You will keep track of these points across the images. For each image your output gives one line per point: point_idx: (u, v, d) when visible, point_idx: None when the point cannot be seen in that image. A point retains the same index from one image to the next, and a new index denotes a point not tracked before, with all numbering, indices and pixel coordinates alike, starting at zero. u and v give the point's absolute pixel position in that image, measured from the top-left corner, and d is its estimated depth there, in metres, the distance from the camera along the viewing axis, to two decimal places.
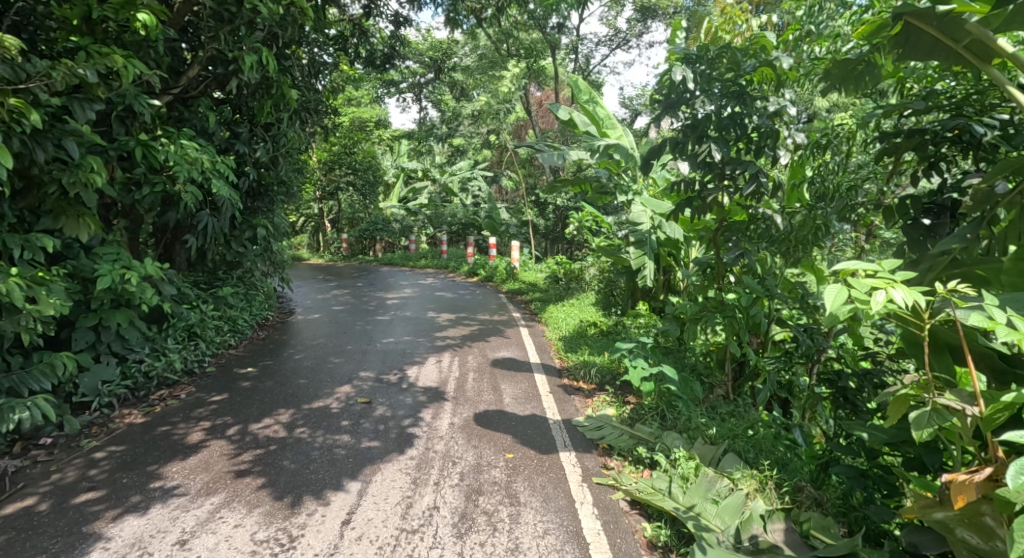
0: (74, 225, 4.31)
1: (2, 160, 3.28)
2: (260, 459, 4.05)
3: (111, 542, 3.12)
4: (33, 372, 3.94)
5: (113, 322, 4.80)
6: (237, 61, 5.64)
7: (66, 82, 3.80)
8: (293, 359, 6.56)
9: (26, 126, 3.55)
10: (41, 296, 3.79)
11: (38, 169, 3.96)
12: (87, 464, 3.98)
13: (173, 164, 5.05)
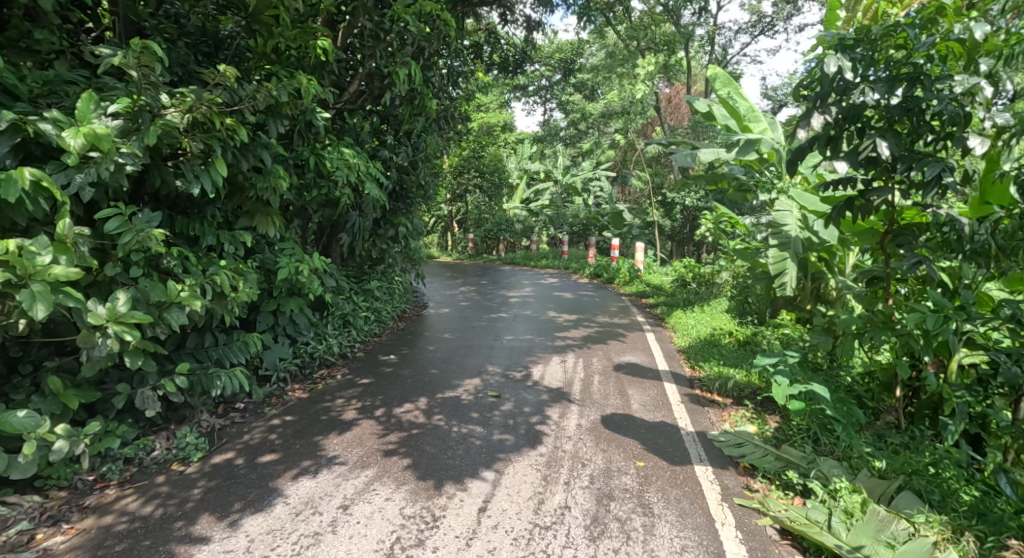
0: (265, 222, 4.98)
1: (219, 169, 3.89)
2: (406, 440, 4.41)
3: (290, 498, 3.59)
4: (234, 346, 4.66)
5: (287, 308, 5.48)
6: (391, 74, 6.11)
7: (265, 103, 4.31)
8: (428, 350, 7.03)
9: (237, 141, 4.10)
10: (241, 284, 4.46)
11: (242, 177, 4.62)
12: (269, 428, 4.61)
13: (336, 169, 5.65)
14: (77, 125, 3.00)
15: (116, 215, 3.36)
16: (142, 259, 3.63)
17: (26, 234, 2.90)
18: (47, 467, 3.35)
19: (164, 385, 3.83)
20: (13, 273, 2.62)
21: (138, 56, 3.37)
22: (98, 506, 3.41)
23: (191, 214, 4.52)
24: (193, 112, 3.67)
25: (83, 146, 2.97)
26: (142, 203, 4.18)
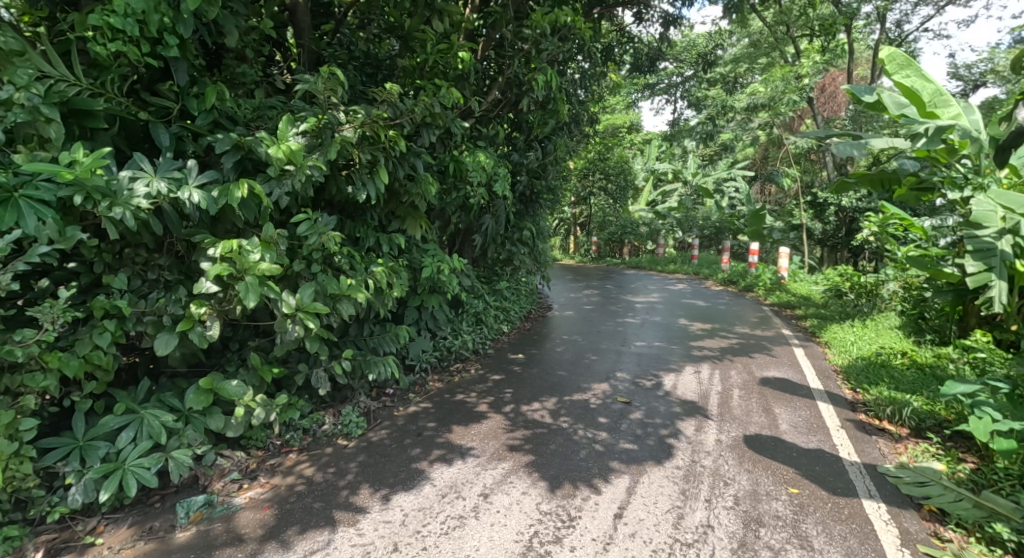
0: (414, 225, 5.32)
1: (382, 176, 4.22)
2: (532, 438, 4.51)
3: (436, 481, 3.82)
4: (387, 337, 5.08)
5: (430, 304, 5.87)
6: (529, 82, 6.04)
7: (422, 115, 4.60)
8: (555, 351, 7.10)
9: (398, 150, 4.36)
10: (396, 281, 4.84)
11: (397, 184, 4.92)
12: (414, 414, 4.97)
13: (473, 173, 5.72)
14: (279, 143, 3.43)
15: (305, 219, 3.83)
16: (321, 257, 4.05)
17: (242, 236, 3.38)
18: (248, 429, 3.88)
19: (334, 367, 4.29)
20: (234, 266, 3.09)
21: (324, 82, 3.78)
22: (285, 468, 3.88)
23: (355, 216, 4.95)
24: (362, 126, 4.01)
25: (283, 161, 3.37)
26: (321, 209, 4.67)
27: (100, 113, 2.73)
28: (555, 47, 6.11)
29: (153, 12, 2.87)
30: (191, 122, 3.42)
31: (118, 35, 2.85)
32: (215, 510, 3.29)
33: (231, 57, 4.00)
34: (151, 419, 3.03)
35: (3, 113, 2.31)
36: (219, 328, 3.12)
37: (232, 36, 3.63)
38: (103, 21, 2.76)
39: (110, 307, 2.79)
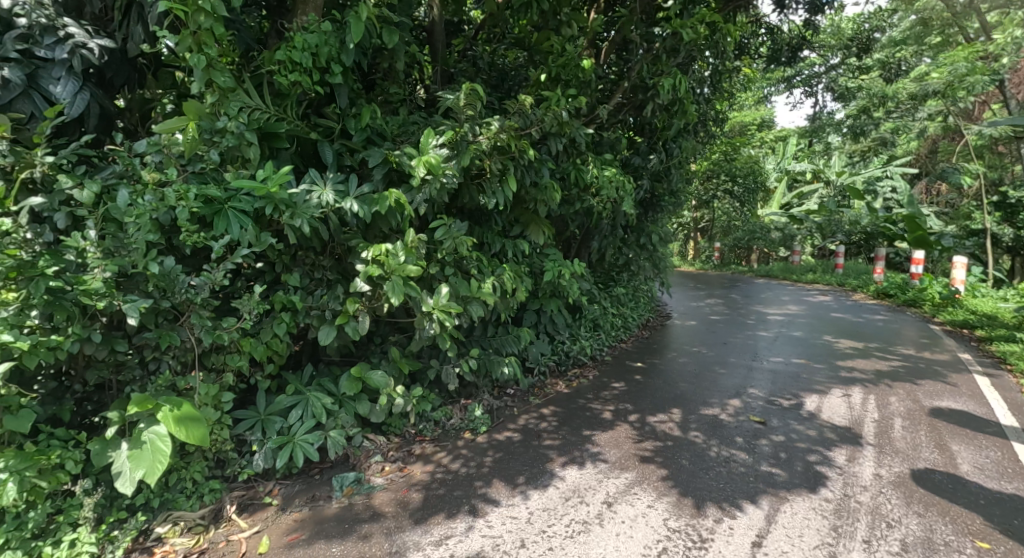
0: (536, 231, 5.18)
1: (510, 186, 4.13)
2: (662, 450, 4.24)
3: (560, 483, 3.71)
4: (510, 336, 5.25)
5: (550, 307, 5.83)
6: (656, 86, 5.77)
7: (551, 126, 4.45)
8: (678, 363, 6.78)
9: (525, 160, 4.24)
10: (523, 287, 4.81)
11: (524, 193, 4.73)
12: (539, 417, 4.98)
13: (599, 184, 5.39)
14: (421, 156, 3.55)
15: (440, 224, 3.95)
16: (452, 260, 4.18)
17: (389, 240, 3.61)
18: (388, 416, 4.16)
19: (462, 365, 4.48)
20: (384, 270, 3.33)
21: (465, 98, 3.94)
22: (423, 454, 4.10)
23: (483, 223, 4.86)
24: (495, 137, 4.03)
25: (424, 172, 3.48)
26: (451, 215, 4.66)
27: (284, 135, 3.09)
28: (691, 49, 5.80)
29: (324, 45, 3.27)
30: (349, 140, 3.78)
31: (296, 66, 3.25)
32: (363, 487, 3.47)
33: (383, 76, 4.24)
34: (314, 400, 3.41)
35: (219, 139, 2.78)
36: (369, 323, 3.37)
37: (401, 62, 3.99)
38: (286, 56, 3.20)
39: (287, 302, 3.15)
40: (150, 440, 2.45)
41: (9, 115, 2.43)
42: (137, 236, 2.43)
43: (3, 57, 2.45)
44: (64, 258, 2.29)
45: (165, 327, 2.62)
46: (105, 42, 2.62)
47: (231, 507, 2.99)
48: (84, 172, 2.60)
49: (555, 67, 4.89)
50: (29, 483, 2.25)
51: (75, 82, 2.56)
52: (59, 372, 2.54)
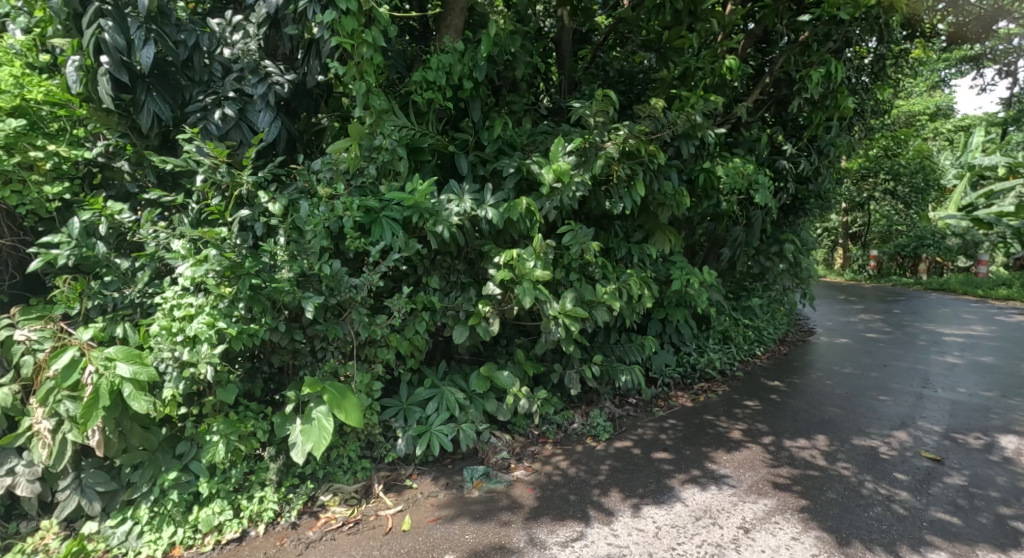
0: (662, 240, 4.61)
1: (638, 191, 3.92)
2: (802, 479, 3.66)
3: (688, 502, 3.39)
4: (634, 344, 4.70)
5: (675, 317, 5.18)
6: (802, 79, 5.44)
7: (685, 128, 4.18)
8: (823, 385, 5.83)
9: (657, 163, 3.99)
10: (647, 295, 4.16)
11: (652, 201, 4.41)
12: (659, 428, 4.51)
13: (726, 181, 4.81)
14: (550, 163, 3.45)
15: (568, 228, 3.70)
16: (579, 266, 3.90)
17: (516, 247, 3.63)
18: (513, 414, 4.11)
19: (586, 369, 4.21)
20: (514, 273, 3.35)
21: (597, 105, 3.74)
22: (542, 456, 3.94)
23: (605, 227, 4.57)
24: (624, 144, 3.76)
25: (553, 179, 3.37)
26: (578, 221, 4.41)
27: (427, 148, 3.38)
28: (849, 31, 5.35)
29: (457, 64, 3.47)
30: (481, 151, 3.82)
31: (434, 86, 3.46)
32: (491, 481, 3.53)
33: (508, 88, 4.19)
34: (449, 394, 3.63)
35: (377, 155, 3.10)
36: (499, 325, 3.44)
37: (524, 69, 4.00)
38: (423, 76, 3.41)
39: (428, 302, 3.31)
40: (317, 417, 2.81)
41: (225, 143, 2.90)
42: (314, 241, 2.83)
43: (224, 96, 2.97)
44: (262, 261, 2.74)
45: (332, 321, 3.01)
46: (294, 77, 3.07)
47: (379, 485, 3.29)
48: (276, 188, 3.04)
49: (692, 64, 4.68)
50: (232, 445, 2.74)
51: (271, 112, 3.00)
52: (252, 355, 3.02)
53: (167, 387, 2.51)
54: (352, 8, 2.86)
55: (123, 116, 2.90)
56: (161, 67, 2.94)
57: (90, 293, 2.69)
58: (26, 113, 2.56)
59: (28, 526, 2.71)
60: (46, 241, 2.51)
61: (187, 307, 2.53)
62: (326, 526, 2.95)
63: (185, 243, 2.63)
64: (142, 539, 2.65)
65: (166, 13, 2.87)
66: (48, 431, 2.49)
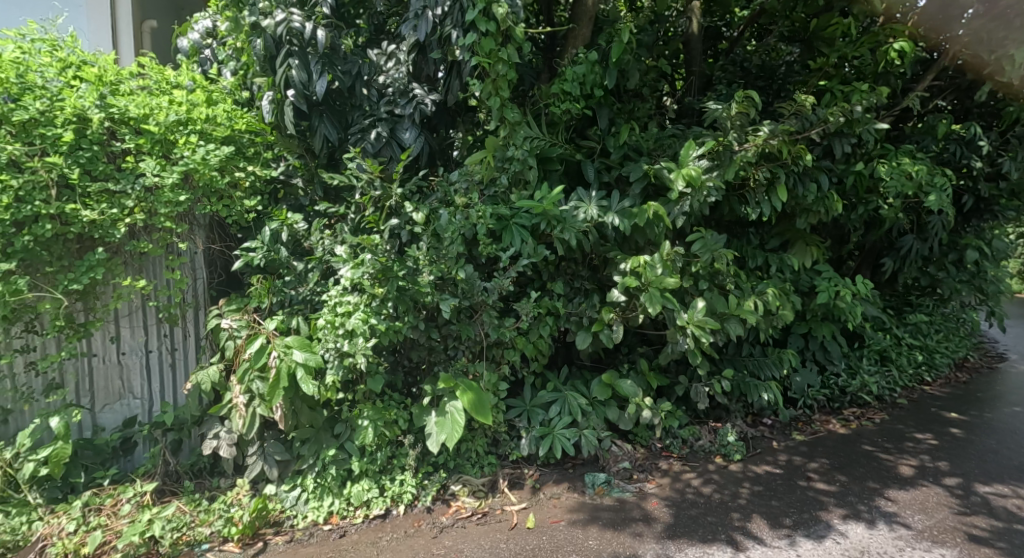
0: (802, 252, 4.27)
1: (779, 194, 3.63)
2: (1006, 534, 3.10)
3: (843, 539, 3.04)
4: (770, 359, 4.33)
5: (820, 333, 4.64)
6: (998, 61, 4.56)
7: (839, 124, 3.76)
8: (1020, 421, 4.86)
9: (803, 165, 3.67)
10: (786, 307, 3.82)
11: (793, 205, 4.07)
12: (806, 454, 4.04)
13: (885, 181, 4.30)
14: (680, 168, 3.34)
15: (697, 236, 3.51)
16: (710, 275, 3.67)
17: (643, 253, 3.53)
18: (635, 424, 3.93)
19: (715, 383, 3.85)
20: (641, 280, 3.29)
21: (736, 107, 3.52)
22: (671, 471, 3.72)
23: (739, 234, 4.29)
24: (765, 145, 3.53)
25: (683, 185, 3.27)
26: (708, 228, 4.16)
27: (556, 158, 3.48)
28: None
29: (590, 74, 3.49)
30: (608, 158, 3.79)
31: (567, 97, 3.52)
32: (613, 490, 3.47)
33: (631, 95, 4.00)
34: (572, 399, 3.58)
35: (508, 165, 3.27)
36: (622, 333, 3.33)
37: (634, 79, 3.74)
38: (559, 88, 3.47)
39: (551, 307, 3.37)
40: (451, 412, 3.02)
41: (378, 159, 3.23)
42: (451, 247, 3.05)
43: (377, 118, 3.29)
44: (406, 265, 3.00)
45: (465, 321, 3.21)
46: (436, 96, 3.32)
47: (504, 481, 3.42)
48: (419, 197, 3.30)
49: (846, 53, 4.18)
50: (379, 430, 3.04)
51: (416, 129, 3.29)
52: (394, 350, 3.28)
53: (329, 374, 2.88)
54: (492, 29, 3.03)
55: (300, 139, 3.31)
56: (333, 98, 3.38)
57: (275, 290, 3.11)
58: (233, 141, 3.06)
59: (226, 483, 3.17)
60: (245, 246, 3.00)
61: (346, 305, 2.87)
62: (457, 514, 3.15)
63: (346, 248, 2.96)
64: (308, 505, 3.04)
65: (337, 48, 3.25)
66: (243, 404, 2.93)
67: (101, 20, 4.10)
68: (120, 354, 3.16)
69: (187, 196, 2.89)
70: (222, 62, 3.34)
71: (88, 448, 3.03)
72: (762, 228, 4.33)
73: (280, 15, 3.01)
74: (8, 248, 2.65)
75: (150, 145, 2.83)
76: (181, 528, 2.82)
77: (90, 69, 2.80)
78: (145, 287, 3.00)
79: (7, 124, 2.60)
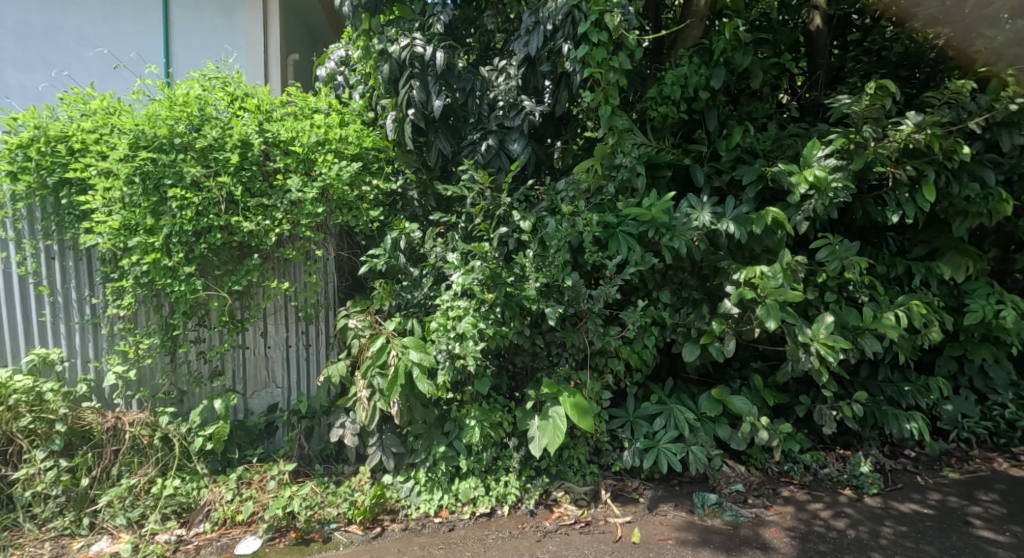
0: (954, 264, 3.65)
1: (928, 195, 3.24)
2: None
3: None
4: (912, 387, 3.75)
5: (977, 357, 3.95)
6: None
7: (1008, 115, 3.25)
8: None
9: (957, 162, 3.24)
10: (935, 326, 3.32)
11: (943, 207, 3.57)
12: (966, 496, 3.48)
13: None
14: (802, 171, 3.13)
15: (823, 243, 3.23)
16: (839, 284, 3.36)
17: (759, 262, 3.31)
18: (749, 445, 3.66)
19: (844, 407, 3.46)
20: (756, 291, 3.08)
21: (867, 99, 3.17)
22: (793, 499, 3.42)
23: (873, 243, 3.81)
24: (907, 141, 3.17)
25: (806, 188, 3.05)
26: (836, 234, 3.78)
27: (665, 164, 3.37)
28: None
29: (693, 76, 3.36)
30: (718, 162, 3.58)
31: (665, 100, 3.43)
32: (725, 513, 3.27)
33: (750, 94, 3.75)
34: (678, 412, 3.42)
35: (616, 173, 3.25)
36: (735, 346, 3.16)
37: (759, 77, 3.55)
38: (657, 91, 3.41)
39: (657, 317, 3.26)
40: (553, 417, 3.04)
41: (487, 170, 3.38)
42: (557, 255, 3.09)
43: (489, 130, 3.44)
44: (514, 272, 3.11)
45: (568, 329, 3.23)
46: (544, 107, 3.40)
47: (606, 492, 3.36)
48: (526, 206, 3.37)
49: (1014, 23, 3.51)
50: (485, 430, 3.18)
51: (524, 140, 3.39)
52: (499, 354, 3.39)
53: (440, 374, 3.03)
54: (603, 38, 3.03)
55: (418, 154, 3.55)
56: (451, 114, 3.56)
57: (395, 293, 3.36)
58: (361, 157, 3.39)
59: (349, 469, 3.48)
60: (370, 253, 3.29)
61: (457, 309, 3.01)
62: (560, 520, 3.16)
63: (458, 255, 3.12)
64: (420, 497, 3.23)
65: (452, 67, 3.42)
66: (366, 398, 3.19)
67: (257, 56, 4.63)
68: (267, 348, 3.61)
69: (324, 208, 3.24)
70: (353, 87, 3.69)
71: (241, 428, 3.49)
72: (902, 234, 3.82)
73: (406, 41, 3.30)
74: (190, 254, 3.14)
75: (296, 164, 3.21)
76: (314, 507, 3.11)
77: (251, 100, 3.23)
78: (289, 289, 3.40)
79: (191, 150, 3.08)
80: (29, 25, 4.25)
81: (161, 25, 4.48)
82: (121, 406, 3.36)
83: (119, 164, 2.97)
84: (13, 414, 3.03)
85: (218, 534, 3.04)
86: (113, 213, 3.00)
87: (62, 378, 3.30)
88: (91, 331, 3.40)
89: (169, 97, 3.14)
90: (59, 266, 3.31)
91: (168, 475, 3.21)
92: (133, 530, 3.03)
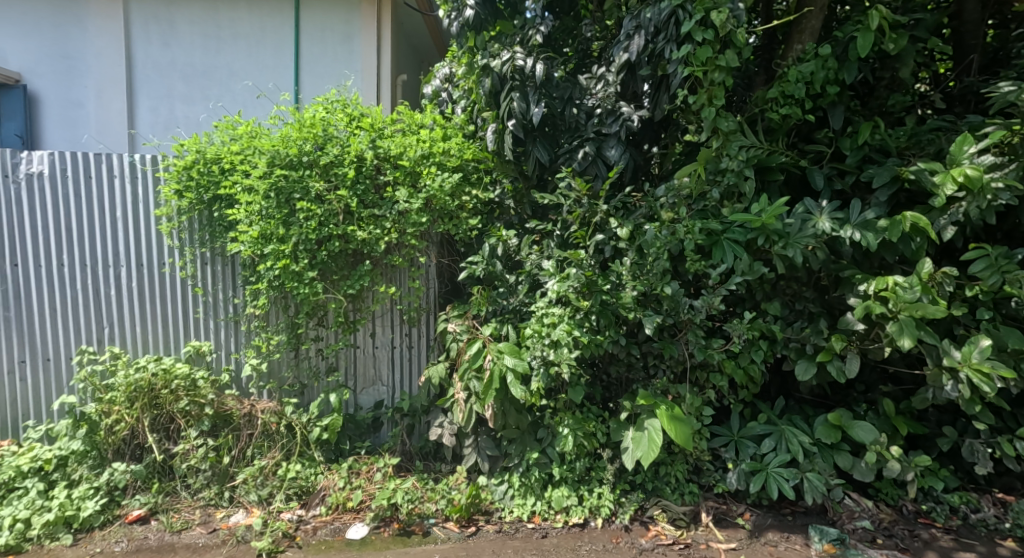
0: None
1: None
2: None
3: None
4: None
5: None
6: None
7: None
8: None
9: None
10: None
11: None
12: None
13: None
14: (947, 171, 2.76)
15: (978, 254, 2.79)
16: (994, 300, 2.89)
17: (891, 272, 2.97)
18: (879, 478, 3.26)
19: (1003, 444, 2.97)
20: (887, 306, 2.76)
21: None
22: (934, 544, 2.99)
23: None
24: None
25: (955, 188, 2.68)
26: (992, 242, 3.23)
27: (778, 167, 3.13)
28: None
29: (819, 71, 3.09)
30: (842, 163, 3.25)
31: (779, 99, 3.18)
32: (847, 551, 2.93)
33: (883, 87, 3.37)
34: (792, 435, 3.13)
35: (721, 178, 3.08)
36: (859, 366, 2.86)
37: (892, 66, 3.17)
38: (777, 91, 3.16)
39: (766, 331, 3.04)
40: (648, 429, 2.94)
41: (584, 177, 3.37)
42: (656, 263, 2.99)
43: (585, 138, 3.42)
44: (610, 280, 3.06)
45: (667, 340, 3.12)
46: (643, 112, 3.34)
47: (708, 515, 3.17)
48: (623, 213, 3.30)
49: None
50: (578, 440, 3.15)
51: (622, 146, 3.35)
52: (593, 363, 3.35)
53: (534, 380, 3.05)
54: (707, 37, 2.90)
55: (516, 164, 3.61)
56: (548, 123, 3.58)
57: (491, 299, 3.44)
58: (461, 168, 3.57)
59: (446, 468, 3.62)
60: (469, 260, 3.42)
61: (552, 316, 3.02)
62: (657, 539, 3.05)
63: (554, 263, 3.14)
64: (513, 501, 3.27)
65: (551, 77, 3.45)
66: (463, 399, 3.30)
67: (373, 79, 5.03)
68: (375, 347, 3.88)
69: (427, 218, 3.44)
70: (456, 101, 3.86)
71: (352, 422, 3.78)
72: None
73: (507, 55, 3.40)
74: (314, 260, 3.47)
75: (404, 176, 3.44)
76: (415, 501, 3.28)
77: (366, 119, 3.49)
78: (396, 294, 3.64)
79: (317, 166, 3.41)
80: (193, 66, 4.96)
81: (293, 56, 5.01)
82: (254, 395, 3.79)
83: (259, 181, 3.34)
84: (174, 396, 3.54)
85: (332, 517, 3.30)
86: (253, 224, 3.38)
87: (210, 366, 3.81)
88: (232, 328, 3.88)
89: (298, 120, 3.48)
90: (210, 270, 3.82)
91: (291, 460, 3.55)
92: (263, 506, 3.38)
